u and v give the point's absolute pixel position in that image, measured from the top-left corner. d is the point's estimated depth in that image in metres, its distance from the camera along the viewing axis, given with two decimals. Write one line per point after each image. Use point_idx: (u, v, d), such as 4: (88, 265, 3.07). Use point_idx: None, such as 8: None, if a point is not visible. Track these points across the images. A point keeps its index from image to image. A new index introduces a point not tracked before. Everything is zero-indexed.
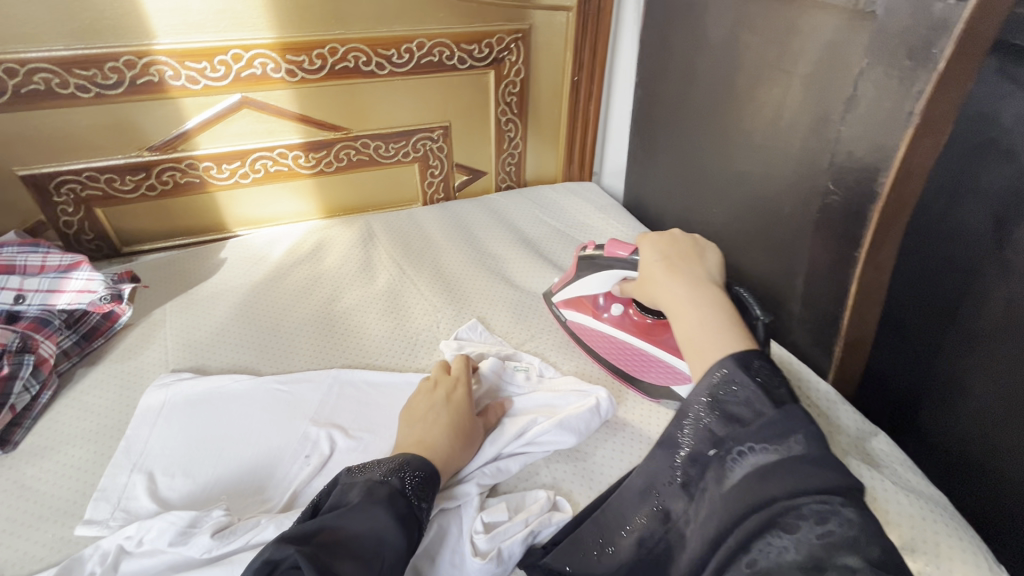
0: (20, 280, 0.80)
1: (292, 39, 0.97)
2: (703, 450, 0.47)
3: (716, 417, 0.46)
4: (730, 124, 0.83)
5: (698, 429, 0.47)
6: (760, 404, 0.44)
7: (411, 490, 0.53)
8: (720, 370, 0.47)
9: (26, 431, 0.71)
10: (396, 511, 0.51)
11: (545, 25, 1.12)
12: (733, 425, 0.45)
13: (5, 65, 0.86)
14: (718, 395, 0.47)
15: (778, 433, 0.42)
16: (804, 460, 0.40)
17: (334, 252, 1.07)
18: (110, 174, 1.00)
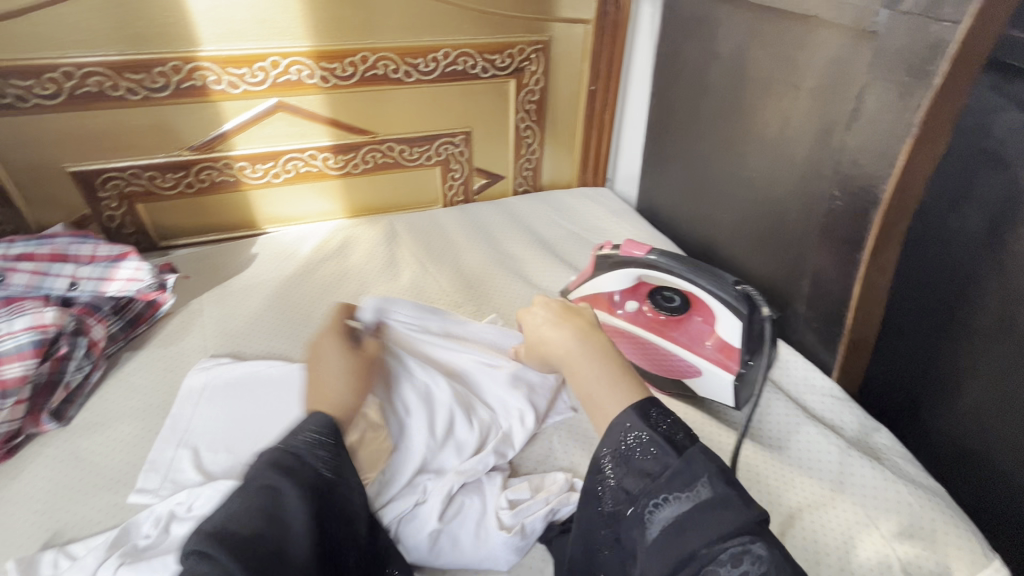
0: (74, 268, 0.84)
1: (326, 47, 1.02)
2: (621, 509, 0.47)
3: (626, 474, 0.46)
4: (740, 133, 0.87)
5: (611, 488, 0.48)
6: (666, 455, 0.45)
7: (313, 444, 0.48)
8: (623, 424, 0.47)
9: (79, 407, 0.77)
10: (290, 471, 0.46)
11: (565, 37, 1.17)
12: (643, 480, 0.46)
13: (62, 68, 0.92)
14: (621, 450, 0.47)
15: (685, 481, 0.44)
16: (712, 506, 0.42)
17: (360, 250, 1.12)
18: (152, 172, 1.06)
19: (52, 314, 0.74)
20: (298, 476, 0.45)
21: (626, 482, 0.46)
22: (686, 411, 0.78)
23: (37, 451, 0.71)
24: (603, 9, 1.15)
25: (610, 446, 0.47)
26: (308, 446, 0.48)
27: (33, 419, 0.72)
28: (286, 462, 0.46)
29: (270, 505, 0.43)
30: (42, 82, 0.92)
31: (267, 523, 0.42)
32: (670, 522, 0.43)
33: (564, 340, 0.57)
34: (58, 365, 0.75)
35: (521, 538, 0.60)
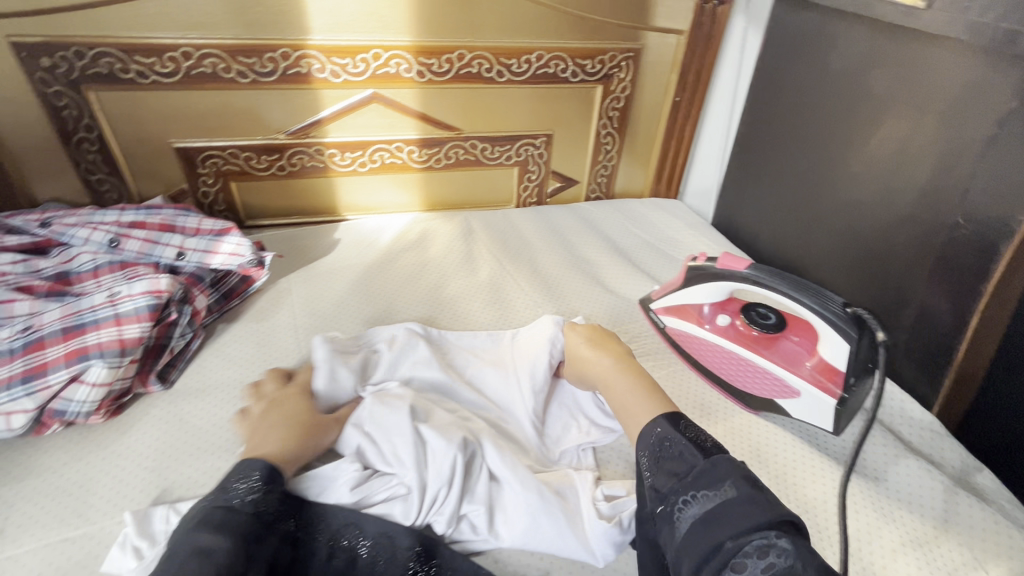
0: (182, 239, 0.88)
1: (427, 42, 1.05)
2: (654, 508, 0.51)
3: (658, 474, 0.52)
4: (847, 153, 0.86)
5: (648, 489, 0.52)
6: (692, 456, 0.51)
7: (245, 491, 0.53)
8: (655, 430, 0.56)
9: (180, 372, 0.80)
10: (220, 518, 0.50)
11: (657, 46, 1.17)
12: (674, 480, 0.50)
13: (182, 49, 0.96)
14: (655, 452, 0.54)
15: (712, 481, 0.48)
16: (735, 501, 0.45)
17: (438, 243, 1.14)
18: (249, 153, 1.09)
19: (166, 281, 0.77)
20: (231, 524, 0.49)
21: (657, 481, 0.51)
22: (777, 432, 0.76)
23: (143, 410, 0.74)
24: (699, 21, 1.14)
25: (647, 448, 0.54)
26: (242, 494, 0.53)
27: (142, 379, 0.76)
28: (219, 511, 0.50)
29: (213, 545, 0.47)
30: (162, 60, 0.96)
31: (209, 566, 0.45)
32: (693, 519, 0.46)
33: (601, 359, 0.71)
34: (166, 330, 0.79)
35: (621, 532, 0.59)
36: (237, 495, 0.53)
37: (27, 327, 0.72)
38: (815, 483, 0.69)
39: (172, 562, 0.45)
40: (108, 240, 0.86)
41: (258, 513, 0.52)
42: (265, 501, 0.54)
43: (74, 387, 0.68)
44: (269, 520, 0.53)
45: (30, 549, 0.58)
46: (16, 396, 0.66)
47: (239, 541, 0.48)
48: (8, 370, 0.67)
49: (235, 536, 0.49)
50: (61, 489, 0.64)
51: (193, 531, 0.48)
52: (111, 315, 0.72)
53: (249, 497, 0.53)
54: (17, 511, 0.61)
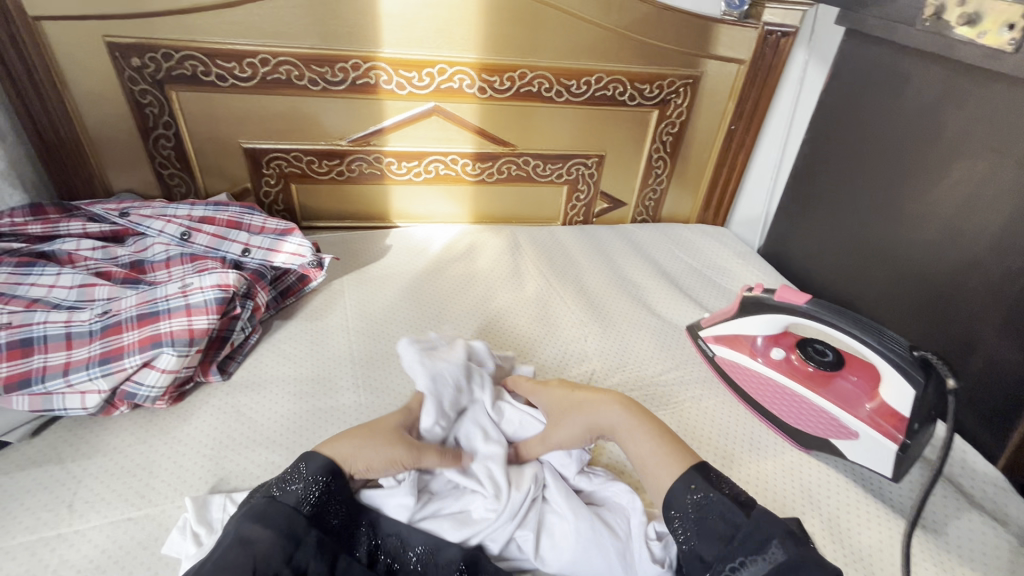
0: (248, 237, 0.92)
1: (492, 60, 1.07)
2: (699, 573, 0.54)
3: (700, 538, 0.54)
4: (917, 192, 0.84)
5: (686, 551, 0.55)
6: (734, 518, 0.54)
7: (296, 484, 0.56)
8: (686, 485, 0.57)
9: (238, 365, 0.82)
10: (264, 510, 0.54)
11: (717, 74, 1.17)
12: (717, 544, 0.53)
13: (261, 56, 1.00)
14: (687, 510, 0.56)
15: (760, 542, 0.51)
16: (785, 568, 0.49)
17: (486, 255, 1.15)
18: (311, 157, 1.13)
19: (233, 276, 0.79)
20: (273, 515, 0.53)
21: (701, 548, 0.54)
22: (830, 473, 0.74)
23: (203, 399, 0.76)
24: (761, 52, 1.14)
25: (675, 508, 0.57)
26: (295, 487, 0.56)
27: (203, 369, 0.78)
28: (269, 501, 0.55)
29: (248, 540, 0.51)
30: (241, 65, 1.01)
31: (243, 561, 0.49)
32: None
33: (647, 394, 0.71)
34: (228, 324, 0.82)
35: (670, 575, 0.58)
36: (293, 488, 0.56)
37: (105, 311, 0.75)
38: (871, 529, 0.67)
39: (221, 547, 0.50)
40: (180, 234, 0.91)
41: (301, 508, 0.55)
42: (318, 497, 0.56)
43: (145, 371, 0.71)
44: (320, 518, 0.55)
45: (97, 526, 0.60)
46: (93, 376, 0.69)
47: (278, 536, 0.52)
48: (88, 351, 0.72)
49: (277, 532, 0.52)
50: (125, 470, 0.66)
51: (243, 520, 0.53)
52: (182, 305, 0.75)
53: (297, 489, 0.56)
54: (85, 486, 0.64)
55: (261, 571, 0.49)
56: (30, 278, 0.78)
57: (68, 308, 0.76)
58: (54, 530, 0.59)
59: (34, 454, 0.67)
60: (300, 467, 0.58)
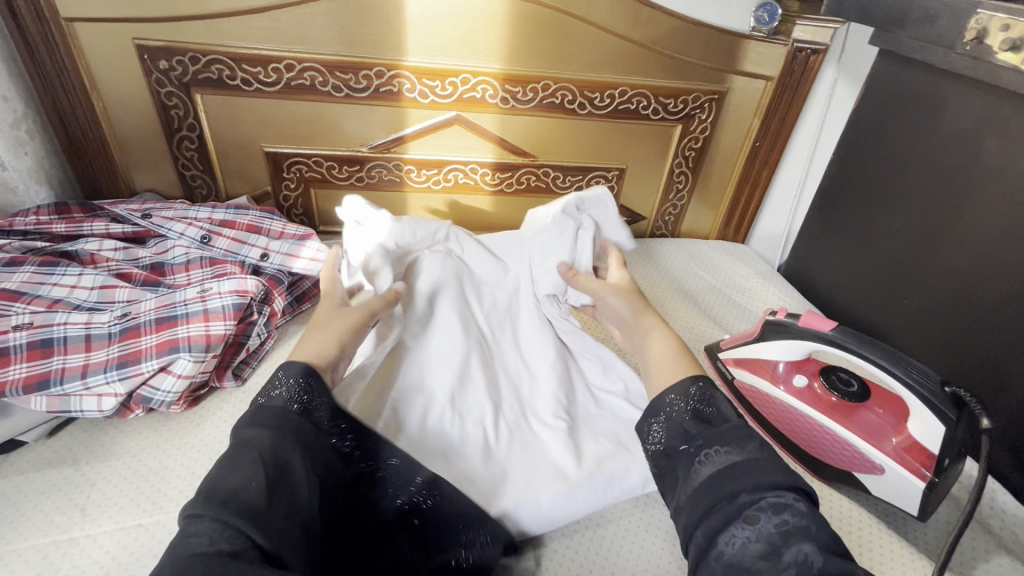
0: (267, 242, 0.93)
1: (516, 71, 1.07)
2: (674, 445, 0.55)
3: (691, 419, 0.56)
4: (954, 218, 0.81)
5: (670, 428, 0.57)
6: (730, 416, 0.55)
7: (280, 388, 0.55)
8: (693, 380, 0.60)
9: (253, 370, 0.82)
10: (257, 416, 0.53)
11: (742, 90, 1.15)
12: (703, 427, 0.55)
13: (286, 61, 1.00)
14: (688, 395, 0.58)
15: (742, 438, 0.52)
16: (759, 461, 0.50)
17: None
18: (331, 163, 1.14)
19: (251, 281, 0.79)
20: (268, 418, 0.52)
21: (687, 424, 0.55)
22: (853, 508, 0.72)
23: (217, 405, 0.76)
24: (789, 68, 1.12)
25: (679, 392, 0.58)
26: (279, 390, 0.55)
27: (218, 374, 0.78)
28: (255, 406, 0.54)
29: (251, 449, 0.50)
30: (267, 70, 1.01)
31: (252, 454, 0.49)
32: (714, 465, 0.51)
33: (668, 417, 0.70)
34: (245, 329, 0.82)
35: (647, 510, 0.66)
36: (278, 390, 0.55)
37: (125, 313, 0.76)
38: (897, 568, 0.64)
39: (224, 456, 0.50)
40: (201, 237, 0.91)
41: (292, 408, 0.54)
42: (306, 397, 0.56)
43: (162, 376, 0.71)
44: (314, 417, 0.55)
45: (108, 531, 0.60)
46: (111, 379, 0.69)
47: (277, 435, 0.51)
48: (107, 353, 0.72)
49: (276, 430, 0.52)
50: (138, 474, 0.66)
51: (244, 427, 0.52)
52: (200, 310, 0.75)
53: (281, 393, 0.55)
54: (98, 491, 0.64)
55: (270, 462, 0.49)
56: (53, 278, 0.78)
57: (88, 309, 0.77)
58: (66, 534, 0.59)
59: (50, 454, 0.67)
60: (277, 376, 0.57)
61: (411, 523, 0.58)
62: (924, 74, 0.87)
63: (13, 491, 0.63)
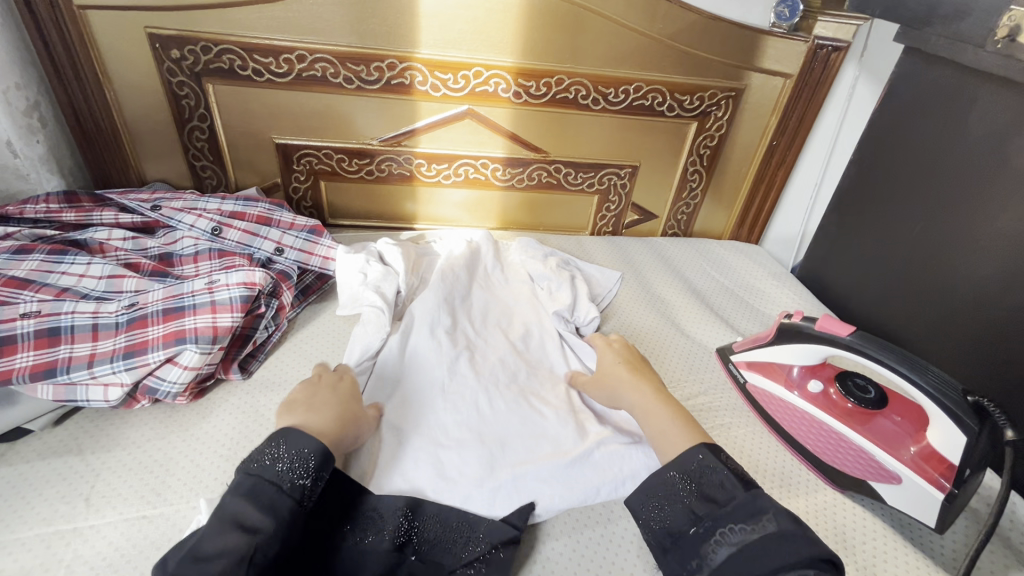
0: (280, 235, 0.93)
1: (530, 65, 1.05)
2: (683, 526, 0.55)
3: (697, 497, 0.56)
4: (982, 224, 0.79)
5: (676, 508, 0.56)
6: (733, 488, 0.55)
7: (283, 461, 0.54)
8: (695, 455, 0.59)
9: (259, 363, 0.81)
10: (259, 493, 0.51)
11: (760, 88, 1.13)
12: (710, 504, 0.55)
13: (298, 52, 0.99)
14: (691, 471, 0.58)
15: (751, 513, 0.52)
16: (775, 536, 0.50)
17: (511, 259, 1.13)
18: (341, 155, 1.13)
19: (259, 274, 0.79)
20: (264, 500, 0.51)
21: (694, 505, 0.55)
22: (868, 518, 0.70)
23: (222, 397, 0.76)
24: (809, 66, 1.09)
25: (682, 468, 0.58)
26: (284, 466, 0.53)
27: (224, 366, 0.78)
28: (251, 481, 0.52)
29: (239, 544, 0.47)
30: (278, 61, 1.00)
31: (242, 547, 0.47)
32: (732, 548, 0.51)
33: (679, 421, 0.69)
34: (252, 322, 0.82)
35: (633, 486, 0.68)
36: (284, 468, 0.53)
37: (132, 303, 0.75)
38: None
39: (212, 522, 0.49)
40: (210, 229, 0.91)
41: (299, 501, 0.53)
42: (311, 482, 0.54)
43: (168, 367, 0.71)
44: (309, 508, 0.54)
45: (111, 521, 0.60)
46: (117, 369, 0.69)
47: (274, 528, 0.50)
48: (113, 343, 0.71)
49: (277, 523, 0.50)
50: (143, 465, 0.66)
51: (237, 498, 0.51)
52: (208, 301, 0.75)
53: (284, 467, 0.54)
54: (103, 481, 0.63)
55: (258, 564, 0.48)
56: (61, 266, 0.78)
57: (96, 298, 0.76)
58: (70, 523, 0.59)
59: (54, 443, 0.67)
60: (288, 453, 0.55)
61: (409, 559, 0.59)
62: (951, 73, 0.85)
63: (17, 480, 0.62)
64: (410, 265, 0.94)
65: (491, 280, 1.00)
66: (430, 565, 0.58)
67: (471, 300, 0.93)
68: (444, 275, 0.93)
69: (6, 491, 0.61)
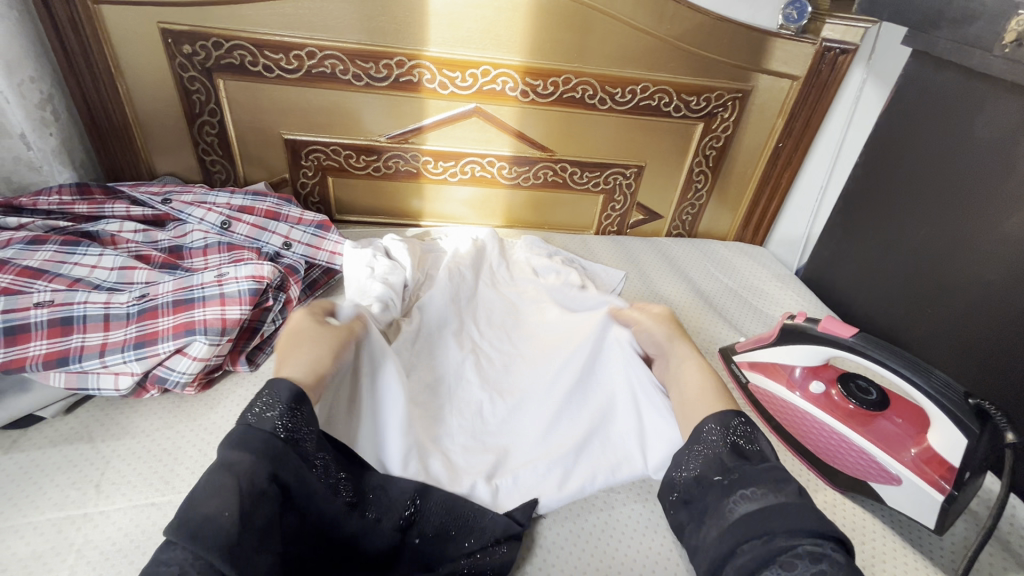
0: (288, 229, 0.95)
1: (537, 64, 1.05)
2: (710, 475, 0.57)
3: (730, 453, 0.57)
4: (990, 228, 0.79)
5: (706, 456, 0.58)
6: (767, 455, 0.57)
7: (258, 406, 0.53)
8: (733, 416, 0.61)
9: (267, 356, 0.82)
10: (240, 437, 0.50)
11: (767, 89, 1.13)
12: (742, 461, 0.56)
13: (308, 48, 1.00)
14: (728, 428, 0.60)
15: (781, 478, 0.53)
16: (795, 503, 0.50)
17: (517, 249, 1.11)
18: (349, 151, 1.14)
19: (268, 268, 0.80)
20: (250, 442, 0.50)
21: (726, 458, 0.57)
22: (868, 518, 0.70)
23: (230, 389, 0.77)
24: (816, 69, 1.10)
25: (720, 423, 0.60)
26: (258, 408, 0.53)
27: (232, 359, 0.79)
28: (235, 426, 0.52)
29: (233, 482, 0.47)
30: (289, 57, 1.01)
31: (229, 484, 0.47)
32: (750, 504, 0.51)
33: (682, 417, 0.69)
34: (260, 315, 0.83)
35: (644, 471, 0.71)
36: (264, 411, 0.53)
37: (142, 294, 0.76)
38: None
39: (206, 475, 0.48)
40: (220, 222, 0.92)
41: (278, 434, 0.52)
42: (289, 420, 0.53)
43: (178, 358, 0.72)
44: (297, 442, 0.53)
45: (121, 508, 0.61)
46: (128, 358, 0.70)
47: (261, 460, 0.49)
48: (125, 333, 0.73)
49: (261, 457, 0.50)
50: (152, 453, 0.67)
51: (223, 446, 0.50)
52: (217, 294, 0.76)
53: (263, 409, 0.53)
54: (113, 468, 0.65)
55: (250, 492, 0.47)
56: (73, 257, 0.79)
57: (107, 289, 0.77)
58: (81, 509, 0.60)
59: (65, 431, 0.68)
60: (265, 396, 0.54)
61: (411, 542, 0.60)
62: (959, 78, 0.85)
63: (29, 466, 0.64)
64: (416, 261, 0.95)
65: (496, 278, 1.01)
66: (434, 546, 0.60)
67: (477, 300, 0.94)
68: (451, 273, 0.93)
69: (18, 477, 0.63)
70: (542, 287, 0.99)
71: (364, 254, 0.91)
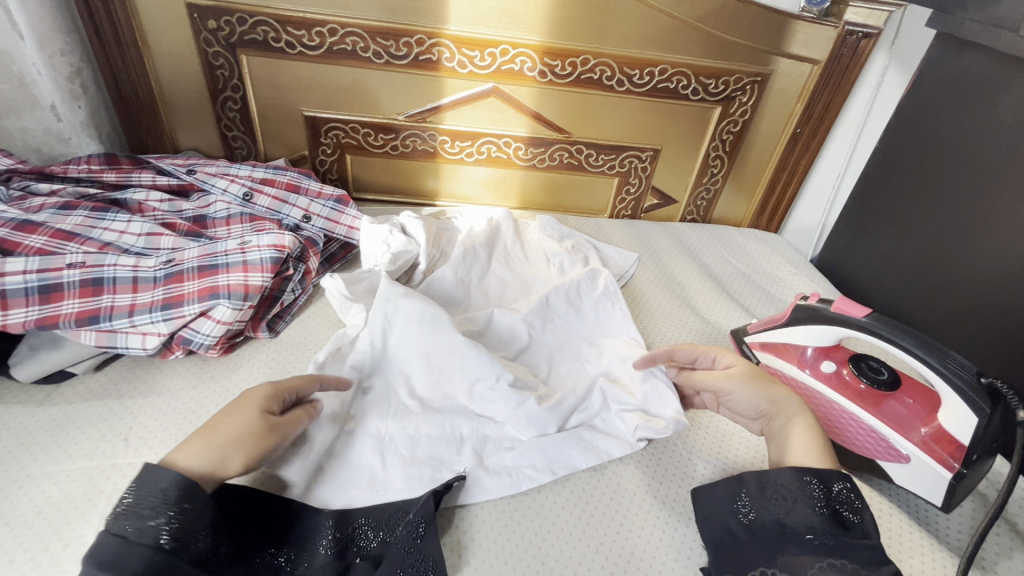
0: (308, 203, 0.97)
1: (556, 44, 1.06)
2: (798, 529, 0.57)
3: (828, 514, 0.57)
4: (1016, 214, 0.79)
5: (797, 511, 0.58)
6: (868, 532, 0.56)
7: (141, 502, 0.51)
8: (836, 478, 0.60)
9: (286, 324, 0.85)
10: (116, 552, 0.48)
11: (787, 73, 1.12)
12: (838, 527, 0.56)
13: (330, 25, 1.01)
14: (830, 491, 0.59)
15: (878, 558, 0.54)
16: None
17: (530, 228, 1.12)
18: (368, 130, 1.15)
19: (288, 238, 0.82)
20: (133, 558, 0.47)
21: (823, 522, 0.56)
22: (875, 497, 0.71)
23: (252, 353, 0.79)
24: (837, 53, 1.08)
25: (821, 479, 0.60)
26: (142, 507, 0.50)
27: (253, 325, 0.81)
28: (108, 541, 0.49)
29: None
30: (311, 34, 1.02)
31: None
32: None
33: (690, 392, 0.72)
34: (280, 284, 0.85)
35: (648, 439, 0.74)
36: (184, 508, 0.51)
37: (169, 260, 0.79)
38: (915, 558, 0.64)
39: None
40: (242, 194, 0.94)
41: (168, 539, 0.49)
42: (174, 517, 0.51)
43: (202, 320, 0.74)
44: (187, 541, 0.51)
45: (148, 460, 0.63)
46: (155, 319, 0.73)
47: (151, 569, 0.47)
48: (152, 295, 0.75)
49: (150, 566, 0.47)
50: (177, 411, 0.69)
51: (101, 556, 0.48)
52: (240, 261, 0.78)
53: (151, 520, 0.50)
54: (140, 424, 0.67)
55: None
56: (103, 223, 0.82)
57: (135, 254, 0.80)
58: (110, 460, 0.63)
59: (96, 386, 0.71)
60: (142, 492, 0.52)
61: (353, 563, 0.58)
62: (984, 60, 0.84)
63: (63, 419, 0.67)
64: (431, 238, 0.96)
65: (511, 257, 1.02)
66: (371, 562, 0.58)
67: (488, 279, 0.95)
68: (465, 251, 0.94)
69: (53, 426, 0.66)
70: (552, 267, 1.01)
71: (381, 229, 0.92)
